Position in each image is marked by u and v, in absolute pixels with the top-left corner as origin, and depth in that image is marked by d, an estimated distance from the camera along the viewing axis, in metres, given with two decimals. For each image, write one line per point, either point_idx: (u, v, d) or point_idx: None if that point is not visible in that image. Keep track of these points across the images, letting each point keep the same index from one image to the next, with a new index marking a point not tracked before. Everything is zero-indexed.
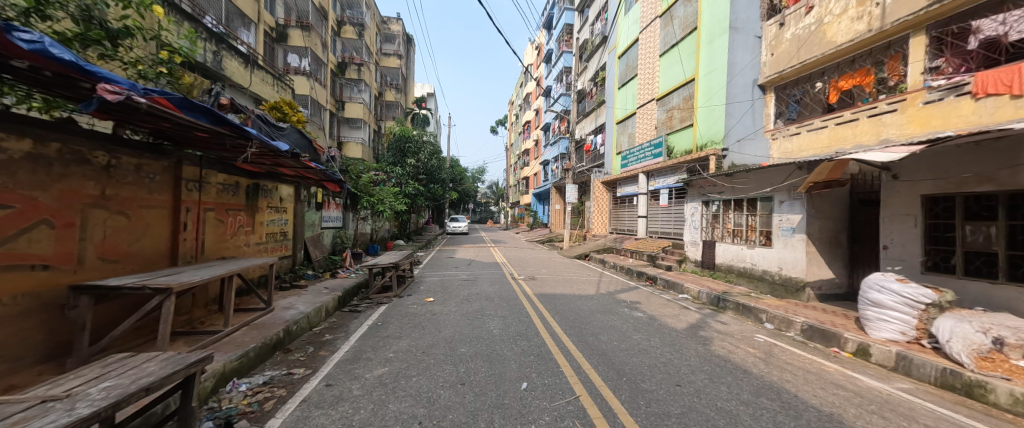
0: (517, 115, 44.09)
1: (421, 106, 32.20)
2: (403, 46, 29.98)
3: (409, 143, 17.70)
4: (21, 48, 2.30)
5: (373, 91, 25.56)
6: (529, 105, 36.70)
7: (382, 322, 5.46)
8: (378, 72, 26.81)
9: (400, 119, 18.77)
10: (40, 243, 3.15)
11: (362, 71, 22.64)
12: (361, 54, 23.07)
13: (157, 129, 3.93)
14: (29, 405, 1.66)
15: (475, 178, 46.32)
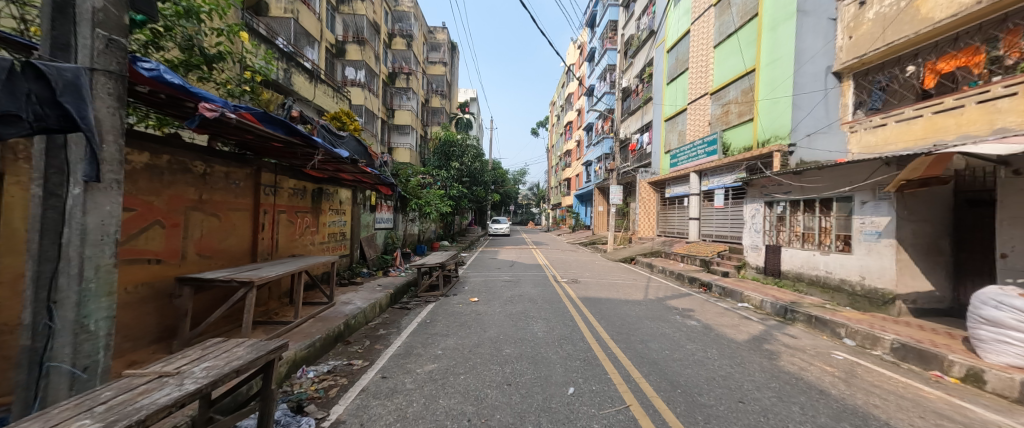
0: (559, 116, 43.71)
1: (465, 111, 33.14)
2: (448, 54, 31.16)
3: (454, 147, 18.31)
4: (144, 75, 2.75)
5: (420, 98, 26.76)
6: (572, 106, 36.28)
7: (430, 320, 5.69)
8: (425, 80, 28.08)
9: (445, 124, 19.44)
10: (153, 240, 3.72)
11: (410, 80, 23.85)
12: (410, 63, 24.30)
13: (242, 141, 4.48)
14: (149, 379, 1.98)
15: (517, 180, 46.60)
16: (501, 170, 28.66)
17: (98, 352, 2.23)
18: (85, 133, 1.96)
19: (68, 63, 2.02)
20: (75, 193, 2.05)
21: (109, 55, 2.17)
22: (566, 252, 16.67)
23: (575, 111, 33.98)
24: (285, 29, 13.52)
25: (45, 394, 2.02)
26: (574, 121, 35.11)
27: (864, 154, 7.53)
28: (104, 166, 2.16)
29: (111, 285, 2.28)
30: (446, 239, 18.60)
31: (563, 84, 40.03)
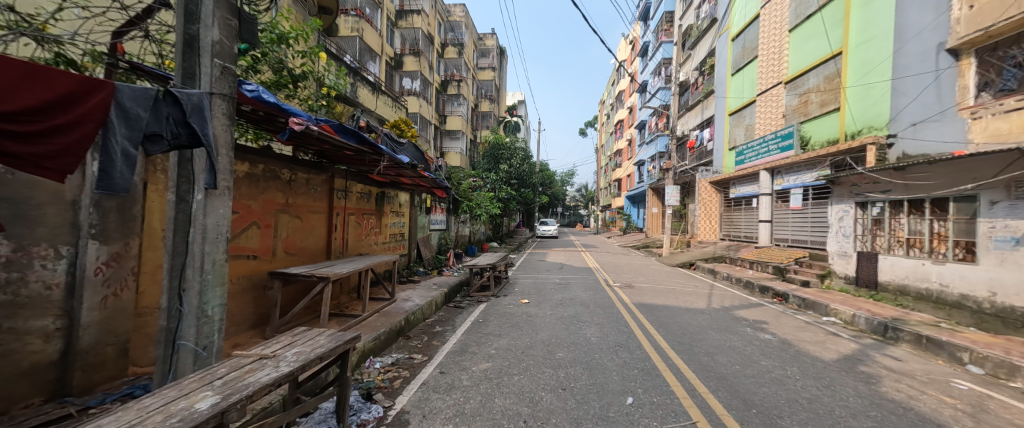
0: (608, 115, 42.35)
1: (513, 114, 33.43)
2: (497, 59, 31.78)
3: (502, 151, 18.57)
4: (248, 96, 3.18)
5: (470, 103, 27.56)
6: (622, 104, 34.92)
7: (483, 319, 5.81)
8: (475, 85, 28.88)
9: (494, 128, 19.78)
10: (251, 238, 4.27)
11: (461, 87, 24.68)
12: (461, 70, 25.14)
13: (320, 150, 4.99)
14: (253, 360, 2.27)
15: (565, 182, 45.82)
16: (548, 171, 28.37)
17: (213, 334, 2.61)
18: (207, 147, 2.34)
19: (193, 89, 2.40)
20: (199, 198, 2.44)
21: (224, 79, 2.54)
22: (617, 256, 15.94)
23: (626, 110, 32.69)
24: (351, 46, 14.79)
25: (177, 366, 2.41)
26: (624, 120, 33.77)
27: (992, 143, 6.13)
28: (221, 176, 2.55)
29: (223, 277, 2.65)
30: (495, 239, 18.79)
31: (613, 82, 38.76)
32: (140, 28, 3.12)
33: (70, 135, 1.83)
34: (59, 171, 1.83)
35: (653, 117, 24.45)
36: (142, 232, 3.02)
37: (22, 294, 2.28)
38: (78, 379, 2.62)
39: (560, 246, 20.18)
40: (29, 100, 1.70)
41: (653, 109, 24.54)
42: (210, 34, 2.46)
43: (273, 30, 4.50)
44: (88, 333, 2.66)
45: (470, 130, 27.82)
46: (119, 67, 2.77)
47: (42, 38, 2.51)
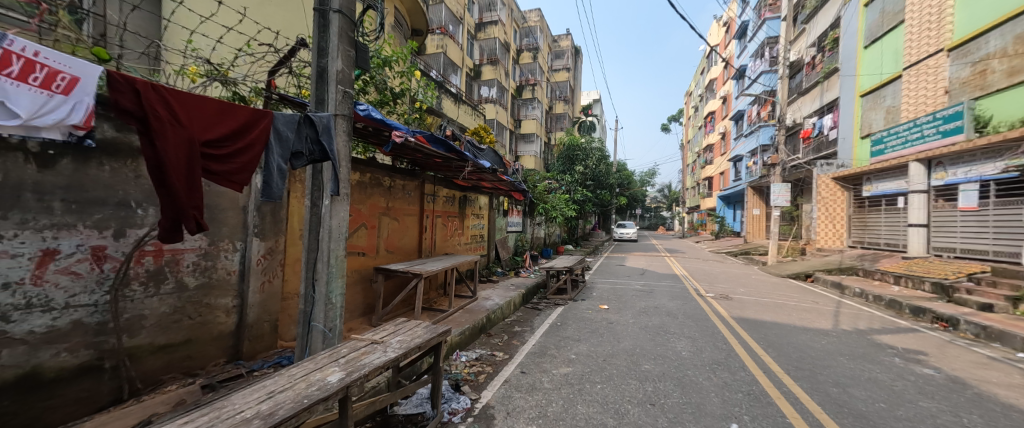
0: (696, 108, 38.53)
1: (589, 114, 32.50)
2: (572, 58, 31.24)
3: (578, 151, 18.18)
4: (360, 115, 3.66)
5: (545, 106, 27.58)
6: (714, 94, 31.40)
7: (561, 323, 5.75)
8: (550, 87, 28.83)
9: (569, 129, 19.50)
10: (360, 237, 4.93)
11: (535, 90, 24.84)
12: (536, 74, 25.33)
13: (414, 158, 5.51)
14: (365, 344, 2.60)
15: (646, 181, 42.81)
16: (627, 171, 26.86)
17: (336, 318, 3.05)
18: (333, 161, 2.80)
19: (323, 113, 2.85)
20: (326, 204, 2.92)
21: (344, 102, 2.97)
22: (708, 262, 14.27)
23: (718, 100, 29.34)
24: (437, 62, 16.08)
25: (311, 344, 2.91)
26: (716, 111, 30.32)
27: None
28: (342, 184, 2.99)
29: (343, 270, 3.10)
30: (571, 242, 18.38)
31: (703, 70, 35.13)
32: (286, 65, 3.83)
33: (245, 156, 2.37)
34: (239, 184, 2.36)
35: (753, 106, 21.45)
36: (286, 231, 3.67)
37: (214, 277, 3.01)
38: (247, 347, 3.32)
39: (640, 250, 18.88)
40: (223, 128, 2.25)
41: (753, 97, 21.51)
42: (335, 65, 2.90)
43: (379, 55, 5.20)
44: (253, 311, 3.35)
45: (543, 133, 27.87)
46: (272, 99, 3.43)
47: (225, 81, 3.24)
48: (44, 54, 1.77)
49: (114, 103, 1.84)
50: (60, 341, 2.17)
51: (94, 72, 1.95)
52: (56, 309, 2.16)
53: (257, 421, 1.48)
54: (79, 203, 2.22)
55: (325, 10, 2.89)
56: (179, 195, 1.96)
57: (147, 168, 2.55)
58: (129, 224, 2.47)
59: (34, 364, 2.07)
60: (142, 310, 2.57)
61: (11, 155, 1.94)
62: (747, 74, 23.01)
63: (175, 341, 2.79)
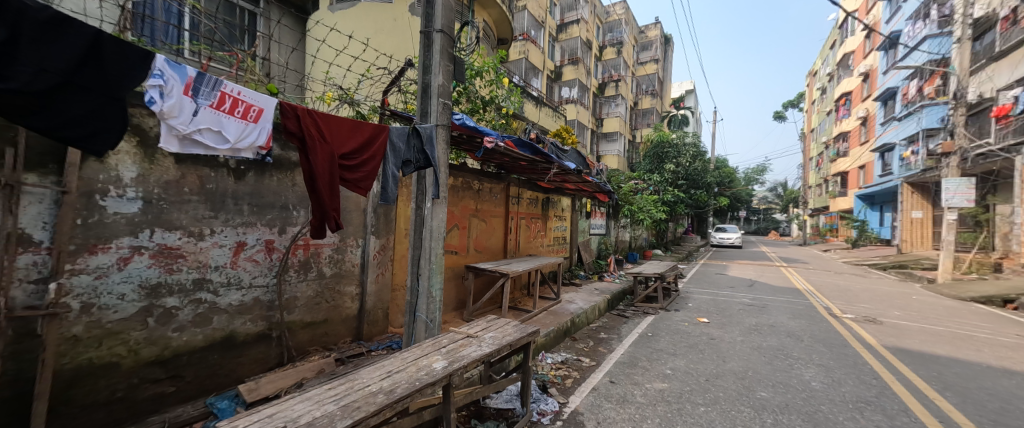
0: (824, 90, 32.16)
1: (681, 107, 29.71)
2: (662, 48, 28.90)
3: (668, 148, 16.82)
4: (457, 124, 3.96)
5: (629, 102, 26.13)
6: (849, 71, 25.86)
7: (652, 333, 5.36)
8: (635, 82, 27.22)
9: (659, 125, 18.14)
10: (453, 237, 5.33)
11: (619, 86, 23.64)
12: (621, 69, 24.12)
13: (501, 162, 5.74)
14: (461, 336, 2.77)
15: (753, 179, 37.30)
16: (729, 168, 23.77)
17: (437, 311, 3.31)
18: (435, 167, 3.09)
19: (426, 124, 3.14)
20: (429, 206, 3.22)
21: (444, 113, 3.21)
22: (840, 276, 11.78)
23: (857, 77, 24.03)
24: (519, 68, 16.53)
25: (416, 332, 3.23)
26: (853, 92, 24.89)
27: None
28: (442, 188, 3.26)
29: (442, 267, 3.36)
30: (660, 247, 16.98)
31: (834, 42, 29.12)
32: (396, 85, 4.35)
33: (369, 165, 2.79)
34: (365, 189, 2.79)
35: (911, 81, 17.02)
36: (396, 230, 4.14)
37: (343, 268, 3.56)
38: (367, 329, 3.82)
39: (746, 258, 16.51)
40: (354, 142, 2.68)
41: (911, 69, 17.05)
42: (437, 80, 3.17)
43: (472, 67, 5.65)
44: (371, 299, 3.85)
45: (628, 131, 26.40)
46: (385, 115, 3.89)
47: (350, 102, 3.82)
48: (243, 93, 2.30)
49: (283, 127, 2.35)
50: (246, 313, 2.84)
51: (273, 103, 2.47)
52: (245, 287, 2.82)
53: (381, 395, 1.71)
54: (258, 206, 2.85)
55: (430, 31, 3.20)
56: (324, 200, 2.42)
57: (301, 178, 3.12)
58: (288, 222, 3.06)
59: (231, 329, 2.76)
60: (296, 292, 3.18)
61: (219, 170, 2.62)
62: (900, 43, 18.38)
63: (317, 319, 3.37)
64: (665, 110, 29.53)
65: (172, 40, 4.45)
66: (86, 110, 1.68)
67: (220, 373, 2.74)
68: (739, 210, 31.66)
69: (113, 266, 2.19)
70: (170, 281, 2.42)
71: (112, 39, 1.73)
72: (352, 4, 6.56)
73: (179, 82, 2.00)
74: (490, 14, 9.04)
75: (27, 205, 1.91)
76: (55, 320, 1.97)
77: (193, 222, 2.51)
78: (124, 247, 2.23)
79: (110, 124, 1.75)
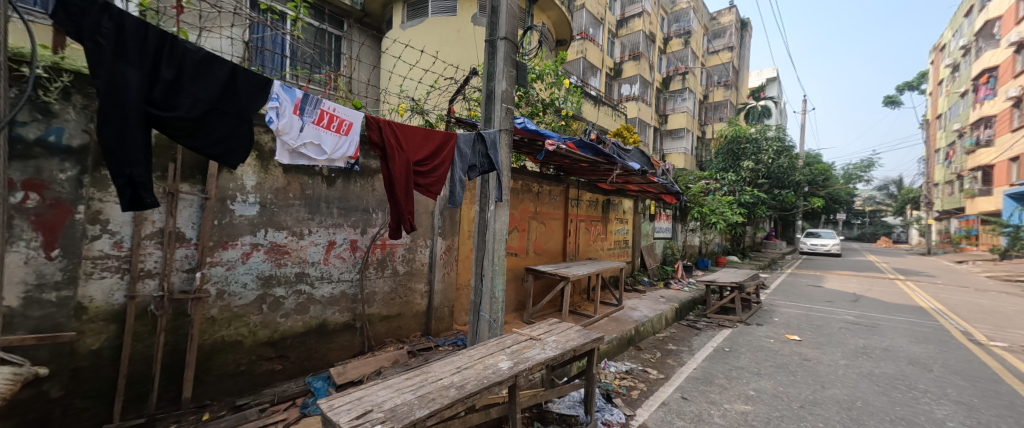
0: (956, 66, 26.54)
1: (761, 97, 26.73)
2: (738, 34, 26.29)
3: (745, 144, 15.27)
4: (518, 128, 4.02)
5: (698, 96, 24.22)
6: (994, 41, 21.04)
7: (730, 348, 4.88)
8: (705, 74, 25.18)
9: (735, 119, 16.51)
10: (513, 239, 5.42)
11: (687, 79, 22.01)
12: (690, 61, 22.42)
13: (561, 165, 5.70)
14: (525, 338, 2.79)
15: (855, 177, 32.12)
16: (824, 164, 20.73)
17: (499, 311, 3.39)
18: (499, 172, 3.18)
19: (490, 129, 3.24)
20: (492, 209, 3.31)
21: (507, 118, 3.28)
22: (982, 294, 9.61)
23: (1006, 48, 19.43)
24: (576, 68, 16.30)
25: (480, 331, 3.34)
26: (1000, 66, 20.20)
27: None
28: (505, 192, 3.34)
29: (505, 268, 3.44)
30: (736, 253, 15.40)
31: (971, 8, 23.85)
32: (462, 93, 4.55)
33: (439, 171, 2.96)
34: (435, 193, 2.97)
35: None
36: (461, 231, 4.32)
37: (414, 266, 3.81)
38: (434, 325, 4.05)
39: (847, 268, 14.26)
40: (427, 150, 2.87)
41: None
42: (501, 86, 3.25)
43: (533, 71, 5.74)
44: (438, 297, 4.06)
45: (698, 127, 24.42)
46: (451, 122, 4.10)
47: (420, 112, 4.09)
48: (337, 109, 2.60)
49: (368, 138, 2.59)
50: (335, 304, 3.18)
51: (360, 117, 2.75)
52: (335, 281, 3.16)
53: (453, 390, 1.80)
54: (345, 209, 3.18)
55: (494, 40, 3.29)
56: (400, 203, 2.63)
57: (379, 183, 3.41)
58: (369, 223, 3.37)
59: (323, 318, 3.11)
60: (375, 288, 3.48)
61: (315, 178, 2.99)
62: None
63: (392, 313, 3.65)
64: (741, 102, 26.80)
65: (277, 67, 5.17)
66: (226, 130, 1.99)
67: (315, 356, 3.10)
68: (835, 212, 27.48)
69: (238, 260, 2.61)
70: (279, 274, 2.81)
71: (244, 71, 2.04)
72: (421, 21, 7.04)
73: (289, 103, 2.32)
74: (549, 17, 9.03)
75: (182, 209, 2.38)
76: (200, 302, 2.42)
77: (296, 223, 2.89)
78: (246, 244, 2.64)
79: (242, 141, 2.04)
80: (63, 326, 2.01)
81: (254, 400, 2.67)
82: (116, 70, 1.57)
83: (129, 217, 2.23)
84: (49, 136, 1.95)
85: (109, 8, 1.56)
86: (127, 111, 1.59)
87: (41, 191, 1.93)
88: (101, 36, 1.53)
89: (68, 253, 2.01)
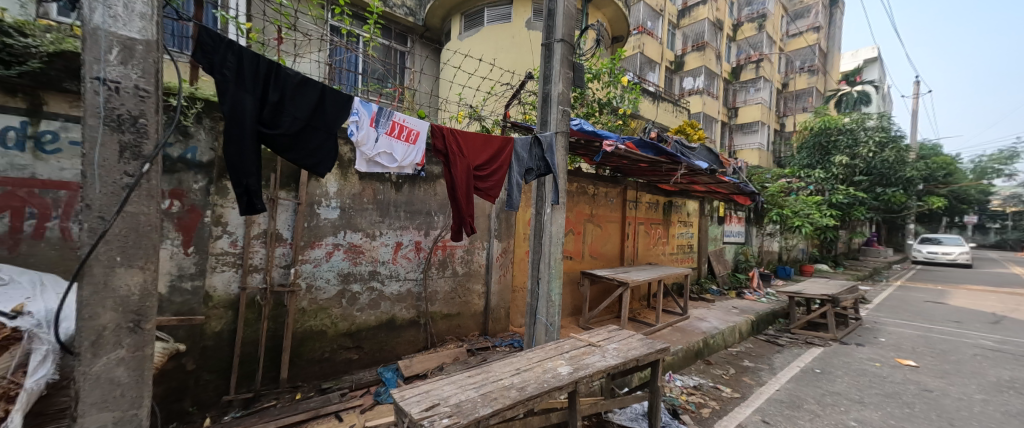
0: None
1: (856, 81, 23.21)
2: (826, 12, 23.15)
3: (835, 137, 13.39)
4: (574, 129, 3.97)
5: (775, 85, 21.76)
6: None
7: (822, 370, 4.28)
8: (783, 60, 22.57)
9: (822, 108, 14.56)
10: (568, 242, 5.35)
11: (762, 67, 19.90)
12: (765, 47, 20.24)
13: (618, 166, 5.49)
14: (583, 344, 2.72)
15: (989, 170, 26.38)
16: (945, 156, 17.35)
17: (556, 314, 3.37)
18: (555, 175, 3.17)
19: (546, 132, 3.24)
20: (548, 212, 3.30)
21: (563, 120, 3.25)
22: None
23: None
24: (633, 64, 15.61)
25: (538, 333, 3.34)
26: None
27: None
28: (561, 194, 3.31)
29: (561, 271, 3.41)
30: (826, 261, 13.50)
31: None
32: (517, 98, 4.60)
33: (497, 175, 3.03)
34: (494, 197, 3.04)
35: None
36: (516, 234, 4.37)
37: (472, 267, 3.94)
38: (492, 325, 4.14)
39: (979, 282, 11.75)
40: (486, 154, 2.96)
41: None
42: (557, 88, 3.24)
43: (590, 70, 5.64)
44: (494, 298, 4.14)
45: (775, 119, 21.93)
46: (507, 127, 4.17)
47: (478, 118, 4.22)
48: (407, 120, 2.79)
49: (433, 146, 2.73)
50: (402, 301, 3.40)
51: (426, 126, 2.91)
52: (402, 279, 3.38)
53: (514, 391, 1.82)
54: (410, 213, 3.40)
55: (551, 43, 3.29)
56: (461, 207, 2.75)
57: (441, 188, 3.59)
58: (431, 225, 3.55)
59: (392, 314, 3.35)
60: (437, 287, 3.66)
61: (385, 184, 3.23)
62: None
63: (452, 312, 3.81)
64: (831, 89, 23.51)
65: (352, 84, 5.70)
66: (317, 144, 2.24)
67: (386, 348, 3.35)
68: (962, 214, 22.77)
69: (323, 259, 2.92)
70: (356, 271, 3.09)
71: (332, 91, 2.26)
72: (477, 31, 7.29)
73: (367, 116, 2.53)
74: (604, 14, 8.79)
75: (281, 213, 2.73)
76: (294, 294, 2.77)
77: (369, 225, 3.15)
78: (329, 244, 2.95)
79: (330, 153, 2.28)
80: (195, 310, 2.42)
81: (336, 385, 2.96)
82: (236, 97, 1.85)
83: (241, 220, 2.61)
84: (187, 154, 2.37)
85: (233, 45, 1.84)
86: (243, 131, 1.87)
87: (181, 198, 2.35)
88: (226, 70, 1.82)
89: (199, 249, 2.41)
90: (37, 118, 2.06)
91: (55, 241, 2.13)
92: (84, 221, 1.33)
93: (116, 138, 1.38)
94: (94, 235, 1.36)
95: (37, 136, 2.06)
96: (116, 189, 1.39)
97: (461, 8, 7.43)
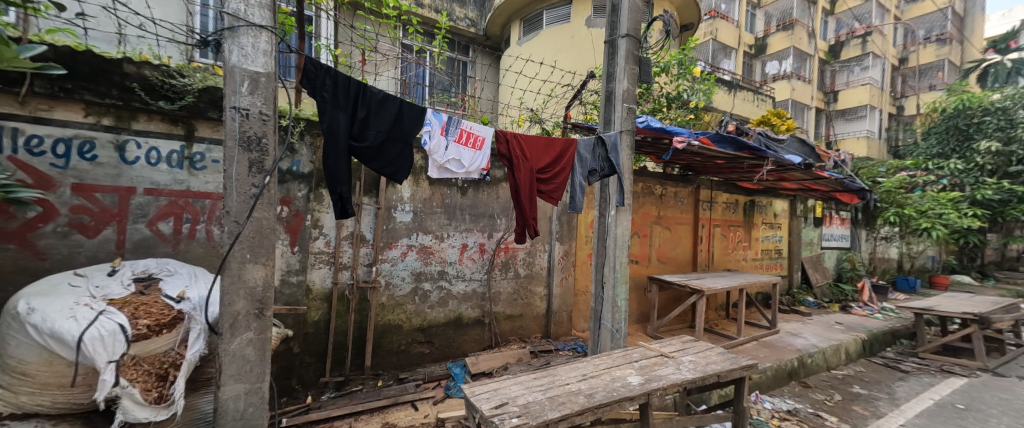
0: None
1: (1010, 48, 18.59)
2: None
3: (977, 118, 10.87)
4: (641, 127, 3.79)
5: (890, 61, 18.36)
6: None
7: (964, 406, 3.48)
8: (901, 30, 18.95)
9: (957, 85, 11.94)
10: (633, 246, 5.10)
11: (870, 42, 16.94)
12: (875, 17, 17.23)
13: (691, 163, 5.10)
14: (654, 354, 2.56)
15: None
16: None
17: (623, 320, 3.23)
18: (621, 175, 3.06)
19: (610, 132, 3.15)
20: (612, 214, 3.20)
21: (628, 119, 3.13)
22: None
23: None
24: (705, 52, 14.37)
25: (603, 339, 3.23)
26: None
27: None
28: (627, 196, 3.19)
29: (627, 276, 3.26)
30: (967, 272, 10.97)
31: None
32: (578, 99, 4.47)
33: (560, 177, 3.02)
34: (556, 199, 3.03)
35: None
36: (578, 236, 4.28)
37: (534, 269, 3.96)
38: (555, 328, 4.10)
39: None
40: (549, 157, 2.96)
41: None
42: (621, 86, 3.12)
43: (657, 63, 5.33)
44: (557, 301, 4.10)
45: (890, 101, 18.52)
46: (567, 128, 4.11)
47: (539, 121, 4.23)
48: (473, 127, 2.92)
49: (497, 151, 2.80)
50: (468, 300, 3.54)
51: (491, 132, 3.01)
52: (467, 279, 3.53)
53: (581, 397, 1.78)
54: (475, 216, 3.53)
55: (615, 39, 3.18)
56: (525, 210, 2.78)
57: (504, 191, 3.66)
58: (494, 228, 3.65)
59: (459, 312, 3.51)
60: (501, 288, 3.74)
61: (452, 188, 3.40)
62: None
63: (515, 313, 3.87)
64: (971, 59, 19.14)
65: (421, 95, 6.11)
66: (395, 154, 2.44)
67: (454, 345, 3.51)
68: None
69: (398, 258, 3.17)
70: (427, 270, 3.30)
71: (408, 105, 2.44)
72: (536, 34, 7.35)
73: (438, 125, 2.69)
74: (671, 2, 8.26)
75: (365, 217, 3.03)
76: (375, 290, 3.04)
77: (438, 228, 3.35)
78: (404, 245, 3.19)
79: (406, 162, 2.47)
80: (298, 301, 2.78)
81: (412, 375, 3.19)
82: (331, 117, 2.10)
83: (333, 223, 2.94)
84: (293, 166, 2.74)
85: (329, 70, 2.10)
86: (337, 146, 2.12)
87: (289, 205, 2.73)
88: (324, 93, 2.08)
89: (302, 248, 2.78)
90: (191, 142, 2.55)
91: (202, 241, 2.62)
92: (225, 225, 1.63)
93: (246, 156, 1.66)
94: (230, 236, 1.65)
95: (190, 156, 2.55)
96: (246, 198, 1.67)
97: (520, 14, 7.57)
